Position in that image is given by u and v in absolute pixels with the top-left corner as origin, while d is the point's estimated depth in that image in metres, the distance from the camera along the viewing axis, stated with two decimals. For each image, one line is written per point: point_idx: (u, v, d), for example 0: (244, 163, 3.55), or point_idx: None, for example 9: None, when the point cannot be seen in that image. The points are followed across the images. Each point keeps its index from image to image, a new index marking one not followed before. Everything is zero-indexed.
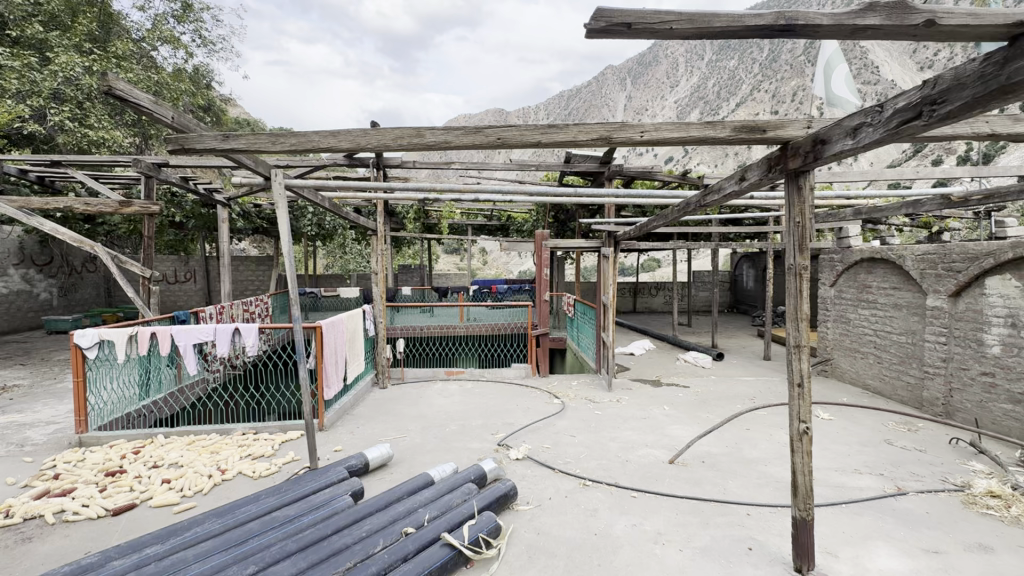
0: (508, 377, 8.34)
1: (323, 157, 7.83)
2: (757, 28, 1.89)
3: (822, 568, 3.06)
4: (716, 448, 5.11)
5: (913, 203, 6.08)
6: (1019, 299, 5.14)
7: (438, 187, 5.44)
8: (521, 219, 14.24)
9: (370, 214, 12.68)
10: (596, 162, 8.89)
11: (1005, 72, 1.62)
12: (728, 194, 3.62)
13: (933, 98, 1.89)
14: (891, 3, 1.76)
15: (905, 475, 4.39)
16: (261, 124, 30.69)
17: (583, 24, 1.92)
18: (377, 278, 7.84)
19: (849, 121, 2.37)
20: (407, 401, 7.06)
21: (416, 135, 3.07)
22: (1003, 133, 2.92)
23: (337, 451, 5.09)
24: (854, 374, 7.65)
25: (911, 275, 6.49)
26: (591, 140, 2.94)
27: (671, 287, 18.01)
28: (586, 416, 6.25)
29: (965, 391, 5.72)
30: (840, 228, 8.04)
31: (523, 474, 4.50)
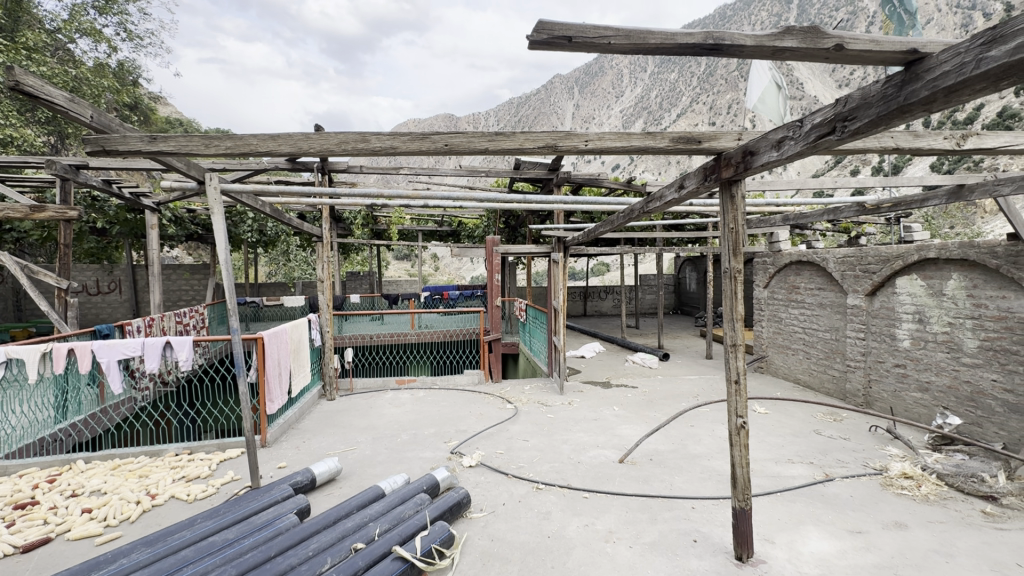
0: (460, 384, 8.27)
1: (264, 160, 7.49)
2: (688, 46, 2.01)
3: (761, 554, 3.24)
4: (663, 446, 5.30)
5: (834, 210, 6.59)
6: (924, 298, 5.68)
7: (386, 192, 5.34)
8: (473, 225, 14.23)
9: (315, 220, 12.25)
10: (545, 168, 9.03)
11: (903, 93, 1.79)
12: (670, 201, 3.79)
13: (845, 115, 2.06)
14: (805, 29, 1.92)
15: (832, 462, 4.74)
16: (195, 126, 29.11)
17: (526, 35, 1.97)
18: (324, 286, 7.56)
19: (774, 134, 2.55)
20: (357, 413, 6.85)
21: (361, 141, 3.00)
22: (905, 147, 3.21)
23: (281, 468, 4.86)
24: (786, 369, 8.18)
25: (834, 276, 7.02)
26: (538, 149, 2.98)
27: (620, 291, 18.56)
28: (539, 420, 6.30)
29: (881, 382, 6.25)
30: (772, 234, 8.60)
31: (477, 481, 4.48)
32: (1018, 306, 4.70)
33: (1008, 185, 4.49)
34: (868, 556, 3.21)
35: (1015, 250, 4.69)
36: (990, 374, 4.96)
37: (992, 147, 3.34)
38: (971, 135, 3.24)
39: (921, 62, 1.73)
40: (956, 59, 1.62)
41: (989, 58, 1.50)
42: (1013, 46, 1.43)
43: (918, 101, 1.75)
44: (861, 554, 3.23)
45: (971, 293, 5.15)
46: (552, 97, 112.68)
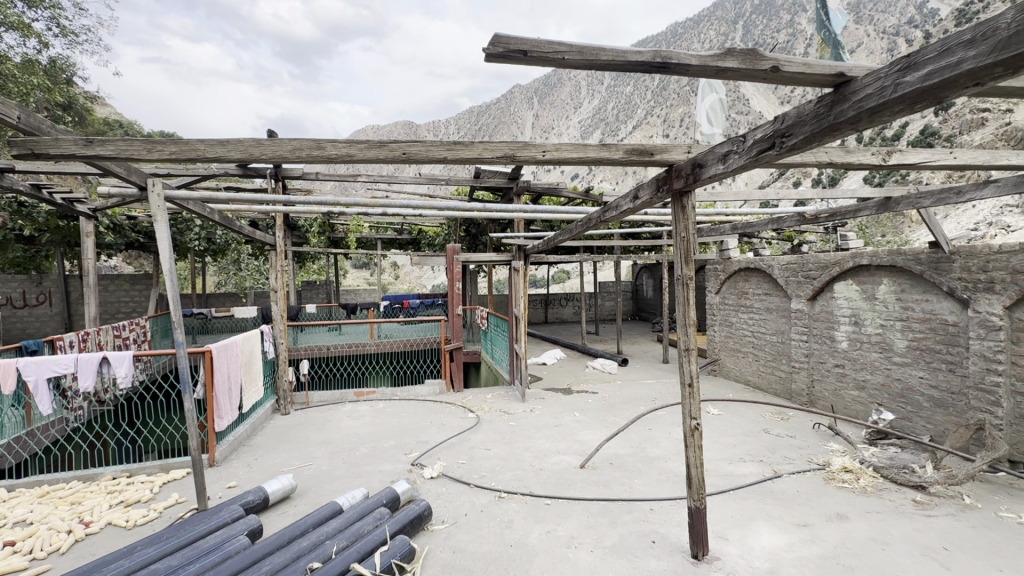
0: (421, 395, 8.15)
1: (213, 165, 7.17)
2: (638, 63, 2.09)
3: (715, 552, 3.35)
4: (623, 450, 5.40)
5: (778, 220, 6.97)
6: (860, 302, 6.08)
7: (343, 200, 5.23)
8: (433, 233, 14.14)
9: (268, 227, 11.83)
10: (504, 177, 9.10)
11: (833, 113, 1.93)
12: (625, 211, 3.91)
13: (782, 131, 2.19)
14: (745, 50, 2.04)
15: (779, 459, 4.97)
16: (137, 127, 27.61)
17: (482, 48, 2.01)
18: (278, 296, 7.30)
19: (720, 148, 2.69)
20: (313, 427, 6.63)
21: (316, 148, 2.93)
22: (838, 161, 3.44)
23: (231, 487, 4.63)
24: (737, 372, 8.52)
25: (779, 282, 7.40)
26: (496, 158, 2.99)
27: (580, 298, 18.86)
28: (501, 428, 6.30)
29: (823, 381, 6.63)
30: (722, 242, 8.97)
31: (438, 492, 4.42)
32: (940, 308, 5.11)
33: (928, 198, 4.89)
34: (814, 547, 3.38)
35: (936, 257, 5.09)
36: (918, 371, 5.35)
37: (914, 163, 3.62)
38: (895, 152, 3.50)
39: (847, 84, 1.87)
40: (877, 82, 1.76)
41: (906, 82, 1.65)
42: (925, 73, 1.57)
43: (846, 120, 1.89)
44: (807, 546, 3.40)
45: (899, 297, 5.56)
46: (512, 107, 113.81)
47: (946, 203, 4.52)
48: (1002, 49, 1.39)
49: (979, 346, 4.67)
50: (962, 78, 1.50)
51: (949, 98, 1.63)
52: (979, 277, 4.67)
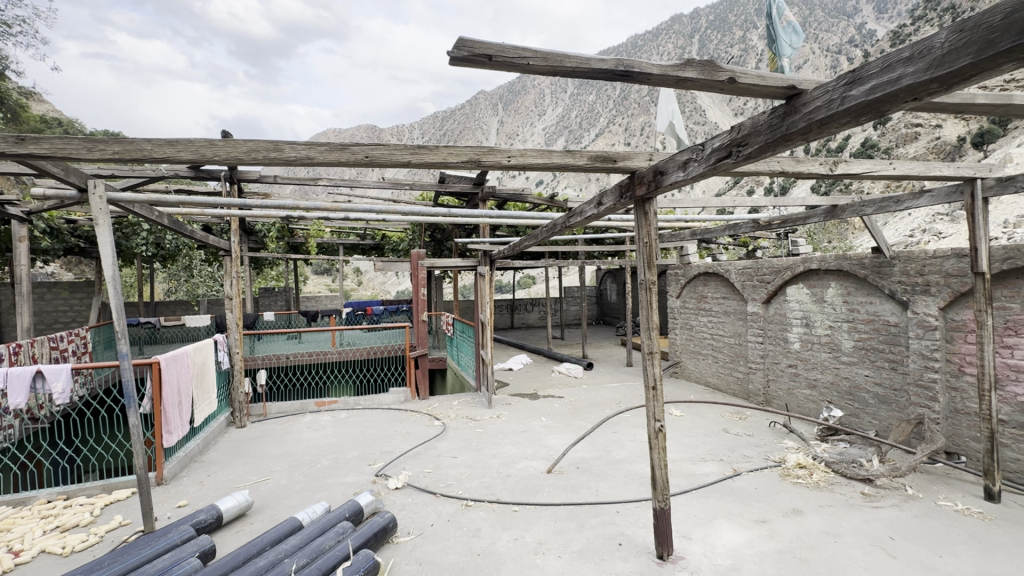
0: (385, 403, 7.97)
1: (163, 167, 6.83)
2: (601, 71, 2.12)
3: (680, 551, 3.41)
4: (589, 453, 5.45)
5: (734, 226, 7.23)
6: (810, 305, 6.38)
7: (302, 204, 5.06)
8: (397, 238, 13.92)
9: (222, 232, 11.35)
10: (469, 183, 9.09)
11: (785, 124, 2.01)
12: (589, 217, 3.96)
13: (739, 141, 2.27)
14: (704, 61, 2.10)
15: (739, 458, 5.13)
16: (77, 125, 26.05)
17: (447, 51, 2.00)
18: (233, 304, 6.99)
19: (680, 155, 2.77)
20: (270, 439, 6.36)
21: (274, 149, 2.80)
22: (789, 170, 3.59)
23: (181, 507, 4.37)
24: (697, 373, 8.76)
25: (736, 286, 7.67)
26: (461, 163, 2.96)
27: (546, 303, 19.01)
28: (467, 435, 6.23)
29: (778, 381, 6.90)
30: (682, 247, 9.23)
31: (404, 503, 4.32)
32: (882, 310, 5.43)
33: (871, 206, 5.19)
34: (772, 543, 3.49)
35: (878, 261, 5.40)
36: (864, 370, 5.66)
37: (858, 173, 3.82)
38: (840, 162, 3.68)
39: (799, 97, 1.95)
40: (826, 95, 1.85)
41: (852, 96, 1.74)
42: (869, 87, 1.66)
43: (798, 130, 1.97)
44: (766, 542, 3.51)
45: (846, 300, 5.86)
46: (477, 113, 113.92)
47: (887, 211, 4.79)
48: (937, 67, 1.48)
49: (918, 345, 4.97)
50: (902, 93, 1.59)
51: (889, 112, 1.73)
52: (917, 280, 4.98)
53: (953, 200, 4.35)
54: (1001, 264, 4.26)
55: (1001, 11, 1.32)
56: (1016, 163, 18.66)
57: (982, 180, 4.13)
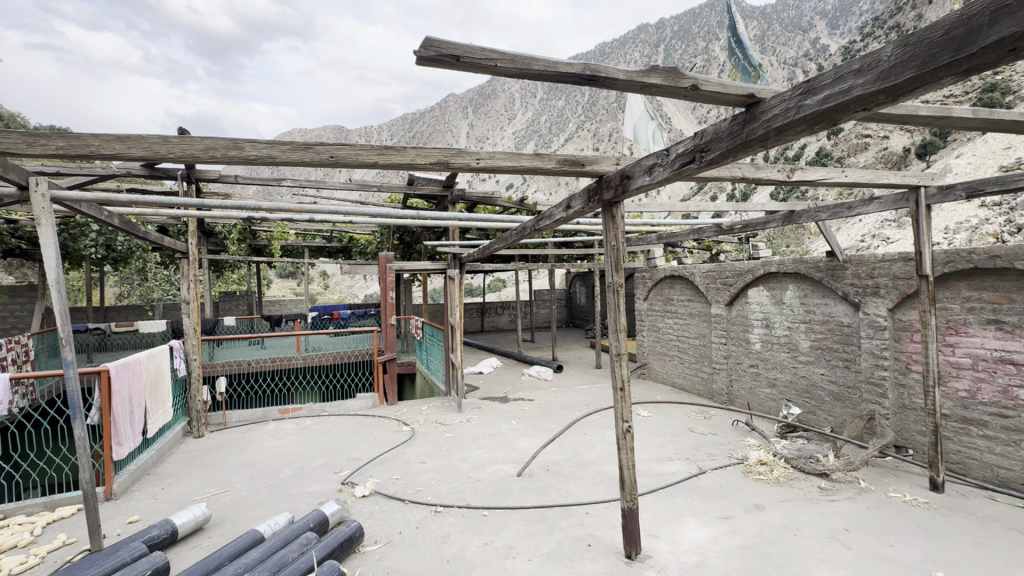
0: (352, 409, 7.80)
1: (115, 165, 6.53)
2: (568, 75, 2.14)
3: (647, 550, 3.45)
4: (559, 455, 5.47)
5: (698, 230, 7.43)
6: (769, 307, 6.62)
7: (265, 205, 4.90)
8: (365, 241, 13.67)
9: (179, 233, 10.89)
10: (439, 185, 9.01)
11: (745, 130, 2.07)
12: (558, 220, 3.99)
13: (701, 147, 2.33)
14: (668, 68, 2.14)
15: (704, 456, 5.26)
16: (20, 120, 24.55)
17: (414, 50, 1.97)
18: (190, 309, 6.70)
19: (646, 160, 2.83)
20: (230, 449, 6.11)
21: (234, 148, 2.69)
22: (749, 176, 3.70)
23: (132, 523, 4.14)
24: (664, 375, 8.93)
25: (700, 289, 7.87)
26: (429, 164, 2.91)
27: (516, 306, 19.05)
28: (436, 440, 6.16)
29: (740, 380, 7.12)
30: (649, 251, 9.40)
31: (371, 511, 4.22)
32: (836, 311, 5.68)
33: (825, 212, 5.43)
34: (736, 538, 3.58)
35: (832, 265, 5.65)
36: (819, 369, 5.90)
37: (813, 180, 3.99)
38: (796, 170, 3.84)
39: (758, 105, 2.02)
40: (782, 104, 1.91)
41: (806, 105, 1.81)
42: (823, 96, 1.73)
43: (757, 137, 2.03)
44: (730, 537, 3.60)
45: (803, 301, 6.11)
46: (447, 115, 113.46)
47: (841, 216, 5.01)
48: (884, 79, 1.55)
49: (869, 344, 5.22)
50: (852, 103, 1.67)
51: (841, 121, 1.81)
52: (868, 282, 5.23)
53: (899, 207, 4.60)
54: (943, 268, 4.53)
55: (941, 27, 1.39)
56: (955, 173, 19.92)
57: (925, 188, 4.38)
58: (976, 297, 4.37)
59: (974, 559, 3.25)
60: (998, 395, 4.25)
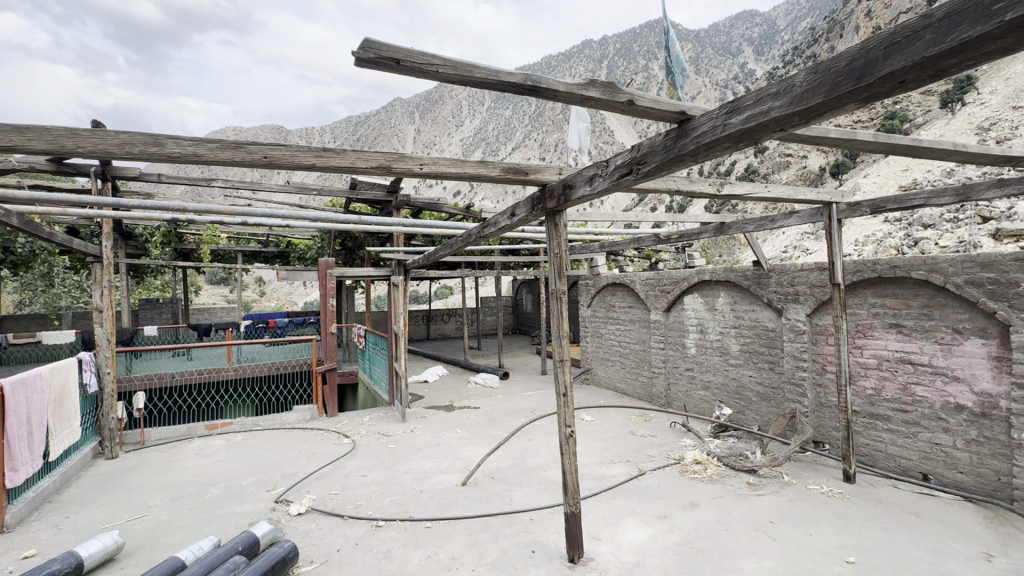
0: (288, 423, 7.40)
1: (15, 158, 5.87)
2: (510, 84, 2.17)
3: (589, 553, 3.51)
4: (504, 463, 5.47)
5: (638, 239, 7.73)
6: (703, 313, 6.97)
7: (191, 208, 4.59)
8: (304, 246, 13.12)
9: (92, 235, 9.96)
10: (383, 190, 8.82)
11: (678, 145, 2.18)
12: (503, 227, 4.01)
13: (638, 160, 2.43)
14: (605, 82, 2.22)
15: (643, 458, 5.44)
16: None
17: (351, 51, 1.93)
18: (104, 317, 6.13)
19: (587, 171, 2.91)
20: (149, 470, 5.61)
21: (154, 144, 2.47)
22: (684, 189, 3.88)
23: (27, 558, 3.70)
24: (607, 379, 9.17)
25: (640, 295, 8.17)
26: (370, 169, 2.82)
27: (462, 313, 18.92)
28: (379, 452, 5.97)
29: (677, 384, 7.43)
30: (592, 259, 9.64)
31: (307, 530, 4.01)
32: (762, 317, 6.07)
33: (751, 225, 5.82)
34: (673, 536, 3.71)
35: (758, 273, 6.04)
36: (748, 371, 6.28)
37: (740, 194, 4.25)
38: (725, 184, 4.08)
39: (688, 122, 2.13)
40: (710, 123, 2.03)
41: (731, 124, 1.93)
42: (745, 117, 1.85)
43: (687, 153, 2.14)
44: (667, 536, 3.73)
45: (733, 308, 6.49)
46: (393, 119, 111.52)
47: (765, 228, 5.39)
48: (796, 103, 1.68)
49: (791, 347, 5.62)
50: (770, 124, 1.80)
51: (762, 140, 1.94)
52: (789, 290, 5.64)
53: (815, 221, 5.00)
54: (852, 277, 4.96)
55: (845, 58, 1.53)
56: (864, 191, 21.93)
57: (837, 204, 4.79)
58: (880, 304, 4.82)
59: (879, 542, 3.56)
60: (899, 392, 4.69)
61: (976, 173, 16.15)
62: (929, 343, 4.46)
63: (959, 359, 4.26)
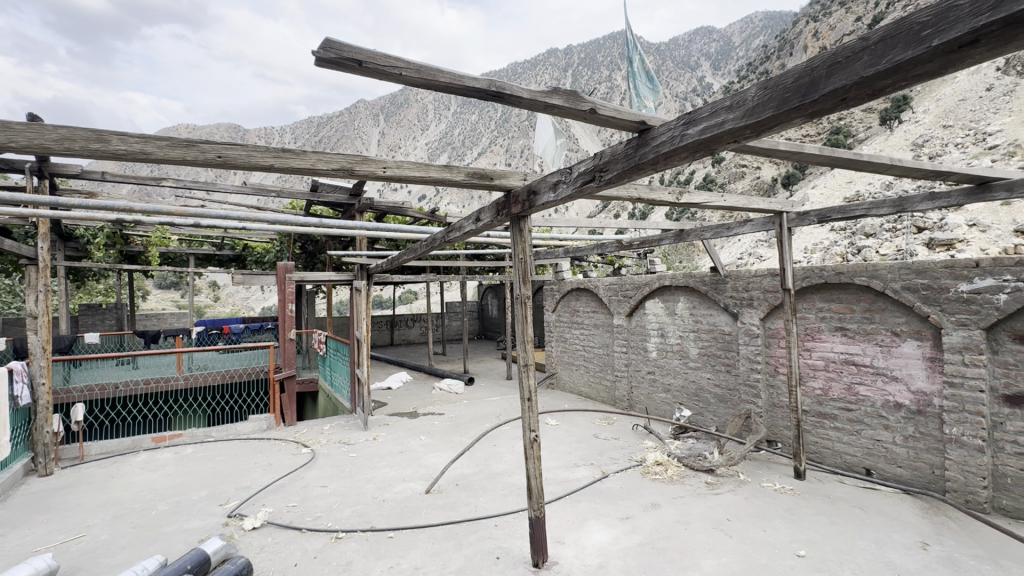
0: (242, 433, 7.09)
1: None
2: (473, 90, 2.17)
3: (554, 557, 3.52)
4: (468, 469, 5.42)
5: (601, 245, 7.86)
6: (664, 318, 7.15)
7: (138, 208, 4.35)
8: (261, 249, 12.68)
9: (26, 236, 9.29)
10: (345, 193, 8.62)
11: (638, 154, 2.23)
12: (467, 232, 4.00)
13: (601, 167, 2.48)
14: (569, 90, 2.25)
15: (607, 460, 5.52)
16: None
17: (312, 50, 1.88)
18: (38, 324, 5.72)
19: (551, 177, 2.94)
20: (87, 487, 5.25)
21: (98, 140, 2.34)
22: (645, 196, 3.97)
23: None
24: (571, 384, 9.26)
25: (604, 300, 8.30)
26: (332, 171, 2.75)
27: (427, 319, 18.71)
28: (339, 461, 5.81)
29: (639, 387, 7.59)
30: (557, 265, 9.73)
31: (262, 544, 3.85)
32: (719, 321, 6.29)
33: (708, 232, 6.03)
34: (635, 537, 3.78)
35: (715, 279, 6.25)
36: (706, 374, 6.47)
37: (698, 202, 4.40)
38: (684, 193, 4.20)
39: (648, 131, 2.19)
40: (669, 133, 2.09)
41: (688, 134, 1.99)
42: (701, 128, 1.92)
43: (647, 161, 2.20)
44: (629, 536, 3.80)
45: (692, 312, 6.69)
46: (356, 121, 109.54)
47: (722, 235, 5.59)
48: (748, 116, 1.76)
49: (745, 350, 5.84)
50: (724, 135, 1.88)
51: (718, 150, 2.02)
52: (743, 295, 5.87)
53: (767, 229, 5.23)
54: (802, 282, 5.21)
55: (792, 75, 1.61)
56: (812, 202, 23.09)
57: (787, 213, 5.03)
58: (827, 308, 5.08)
59: (827, 536, 3.74)
60: (844, 392, 4.96)
61: (912, 186, 17.30)
62: (870, 345, 4.74)
63: (897, 360, 4.54)
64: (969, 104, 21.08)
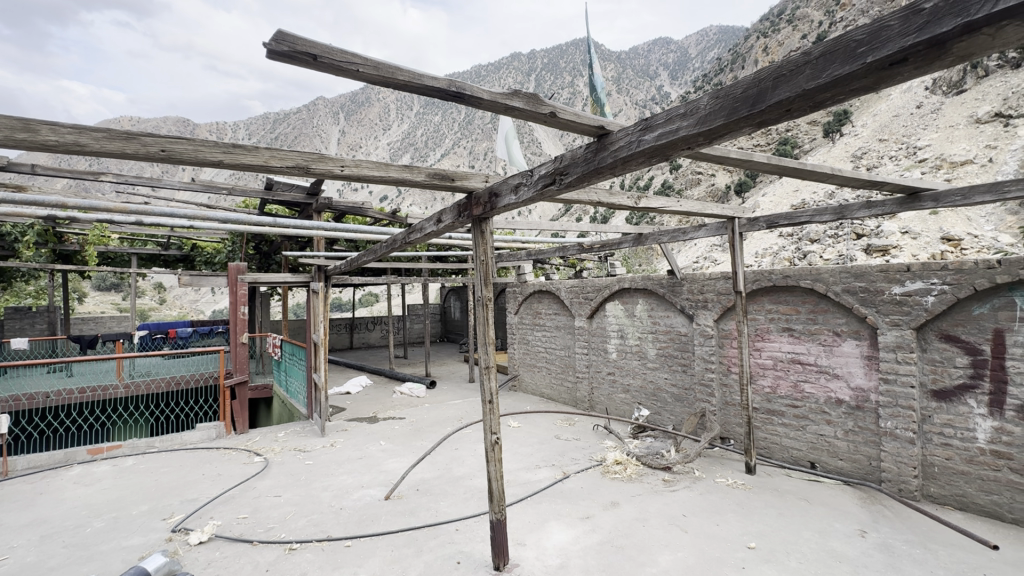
0: (189, 443, 6.73)
1: None
2: (434, 89, 2.15)
3: (514, 559, 3.52)
4: (429, 473, 5.35)
5: (563, 248, 7.94)
6: (623, 320, 7.29)
7: (71, 204, 4.04)
8: (211, 249, 12.09)
9: None
10: (302, 192, 8.32)
11: (597, 158, 2.27)
12: (429, 233, 3.95)
13: (560, 170, 2.50)
14: (529, 94, 2.26)
15: (567, 461, 5.58)
16: None
17: (264, 42, 1.82)
18: None
19: (512, 179, 2.95)
20: (12, 505, 4.84)
21: (24, 129, 2.13)
22: (604, 200, 4.04)
23: None
24: (533, 385, 9.31)
25: (565, 302, 8.39)
26: (286, 168, 2.64)
27: (388, 321, 18.37)
28: (294, 469, 5.61)
29: (600, 388, 7.71)
30: (519, 267, 9.74)
31: (209, 560, 3.66)
32: (676, 322, 6.48)
33: (666, 236, 6.20)
34: (594, 536, 3.83)
35: (672, 282, 6.43)
36: (663, 374, 6.65)
37: (655, 207, 4.51)
38: (643, 197, 4.30)
39: (607, 136, 2.23)
40: (625, 138, 2.13)
41: (644, 140, 2.04)
42: (657, 134, 1.97)
43: (605, 165, 2.24)
44: (589, 536, 3.84)
45: (650, 314, 6.85)
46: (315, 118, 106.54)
47: (679, 240, 5.76)
48: (700, 124, 1.81)
49: (701, 350, 6.05)
50: (678, 142, 1.94)
51: (673, 156, 2.08)
52: (699, 298, 6.07)
53: (721, 233, 5.42)
54: (753, 285, 5.43)
55: (741, 86, 1.68)
56: (763, 208, 24.18)
57: (739, 219, 5.24)
58: (776, 310, 5.32)
59: (776, 527, 3.91)
60: (791, 390, 5.21)
61: (852, 195, 18.40)
62: (815, 344, 4.99)
63: (838, 358, 4.81)
64: (902, 120, 22.66)
